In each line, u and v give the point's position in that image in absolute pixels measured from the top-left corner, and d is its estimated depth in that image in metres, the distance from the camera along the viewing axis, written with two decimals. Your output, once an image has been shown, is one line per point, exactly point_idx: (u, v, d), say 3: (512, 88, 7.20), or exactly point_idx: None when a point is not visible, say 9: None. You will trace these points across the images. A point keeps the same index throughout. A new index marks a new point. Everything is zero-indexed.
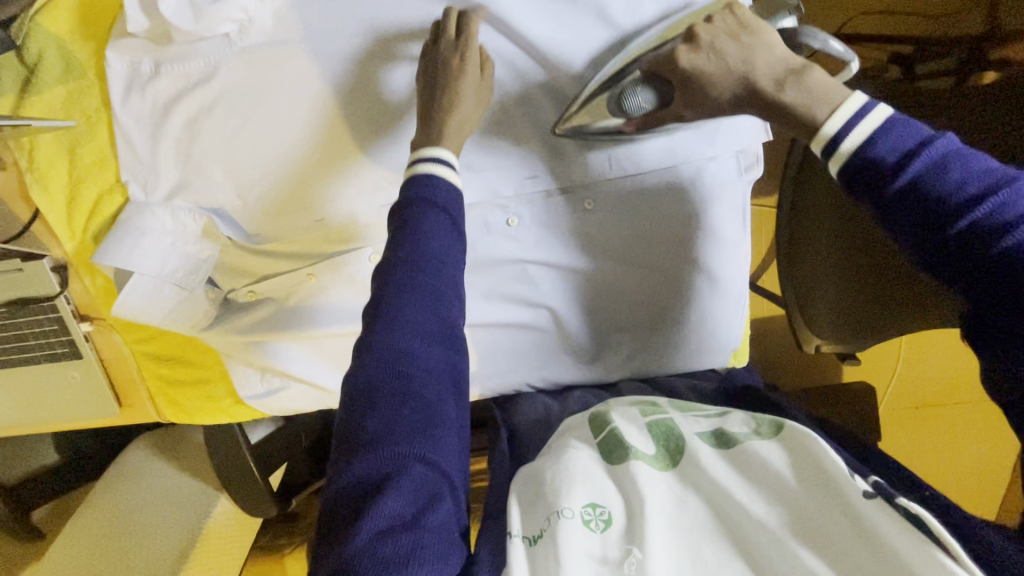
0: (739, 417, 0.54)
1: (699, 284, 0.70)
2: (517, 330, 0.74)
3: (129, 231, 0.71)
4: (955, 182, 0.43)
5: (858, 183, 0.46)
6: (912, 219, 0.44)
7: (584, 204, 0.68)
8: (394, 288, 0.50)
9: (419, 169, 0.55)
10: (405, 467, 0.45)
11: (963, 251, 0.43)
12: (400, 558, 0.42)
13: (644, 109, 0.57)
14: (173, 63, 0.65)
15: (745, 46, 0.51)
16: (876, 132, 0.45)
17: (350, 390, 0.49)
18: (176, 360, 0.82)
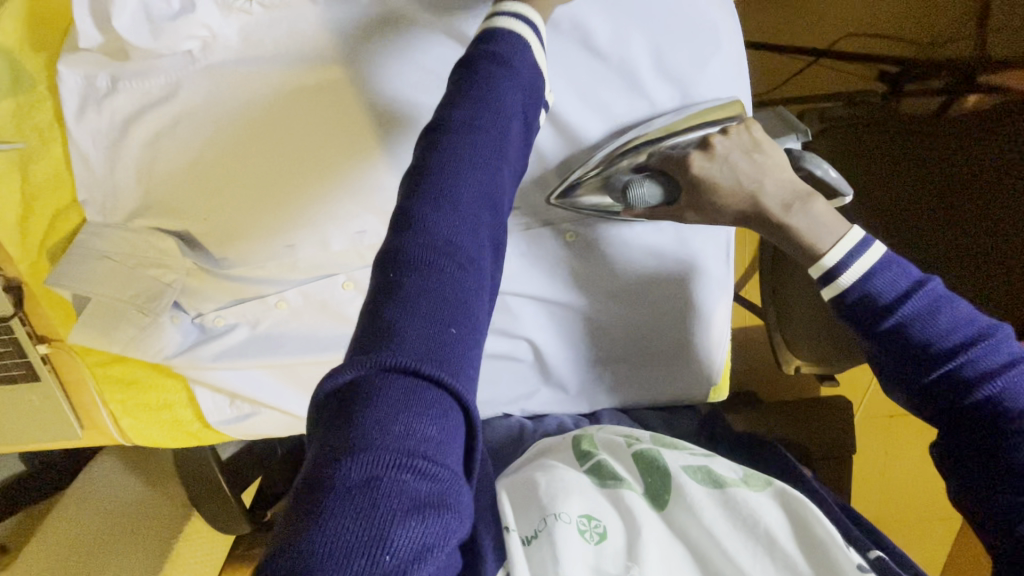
0: (728, 465, 0.59)
1: (681, 318, 0.69)
2: (497, 361, 0.71)
3: (88, 254, 0.67)
4: (943, 330, 0.52)
5: (858, 315, 0.55)
6: (900, 353, 0.53)
7: (566, 235, 0.67)
8: (449, 169, 0.45)
9: (502, 21, 0.53)
10: (443, 390, 0.39)
11: (943, 388, 0.53)
12: (427, 501, 0.36)
13: (649, 201, 0.58)
14: (132, 79, 0.61)
15: (757, 164, 0.57)
16: (875, 275, 0.54)
17: (384, 266, 0.42)
18: (141, 384, 0.79)
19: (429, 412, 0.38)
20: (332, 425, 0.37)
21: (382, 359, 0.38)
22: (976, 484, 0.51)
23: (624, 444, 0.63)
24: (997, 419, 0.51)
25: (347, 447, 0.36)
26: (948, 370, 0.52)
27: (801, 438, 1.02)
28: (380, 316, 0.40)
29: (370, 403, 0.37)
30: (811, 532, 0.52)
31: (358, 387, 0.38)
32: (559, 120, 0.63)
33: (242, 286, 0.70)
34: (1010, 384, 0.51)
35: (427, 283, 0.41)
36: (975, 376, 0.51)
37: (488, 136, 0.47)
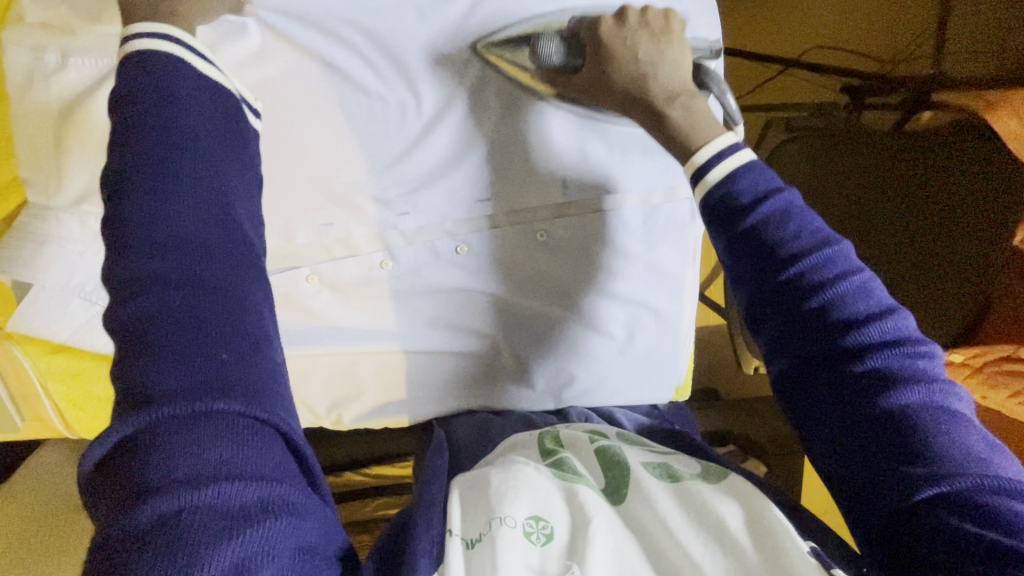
0: (685, 459, 0.62)
1: (646, 319, 0.70)
2: (464, 357, 0.72)
3: (30, 238, 0.63)
4: (797, 234, 0.50)
5: (719, 213, 0.52)
6: (756, 259, 0.51)
7: (537, 235, 0.67)
8: (171, 201, 0.46)
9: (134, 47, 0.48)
10: (231, 417, 0.40)
11: (794, 298, 0.49)
12: (246, 510, 0.38)
13: (552, 59, 0.58)
14: (85, 56, 0.58)
15: (659, 50, 0.57)
16: (738, 178, 0.52)
17: (138, 328, 0.42)
18: (87, 376, 0.75)
19: (232, 441, 0.40)
20: (123, 491, 0.38)
21: (167, 410, 0.39)
22: (828, 412, 0.48)
23: (586, 440, 0.64)
24: (840, 333, 0.48)
25: (144, 493, 0.37)
26: (798, 275, 0.49)
27: (755, 434, 1.06)
28: (145, 372, 0.41)
29: (160, 448, 0.39)
30: (758, 523, 0.53)
31: (146, 440, 0.39)
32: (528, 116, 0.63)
33: None
34: (850, 290, 0.49)
35: (185, 321, 0.42)
36: (820, 282, 0.49)
37: (200, 168, 0.48)
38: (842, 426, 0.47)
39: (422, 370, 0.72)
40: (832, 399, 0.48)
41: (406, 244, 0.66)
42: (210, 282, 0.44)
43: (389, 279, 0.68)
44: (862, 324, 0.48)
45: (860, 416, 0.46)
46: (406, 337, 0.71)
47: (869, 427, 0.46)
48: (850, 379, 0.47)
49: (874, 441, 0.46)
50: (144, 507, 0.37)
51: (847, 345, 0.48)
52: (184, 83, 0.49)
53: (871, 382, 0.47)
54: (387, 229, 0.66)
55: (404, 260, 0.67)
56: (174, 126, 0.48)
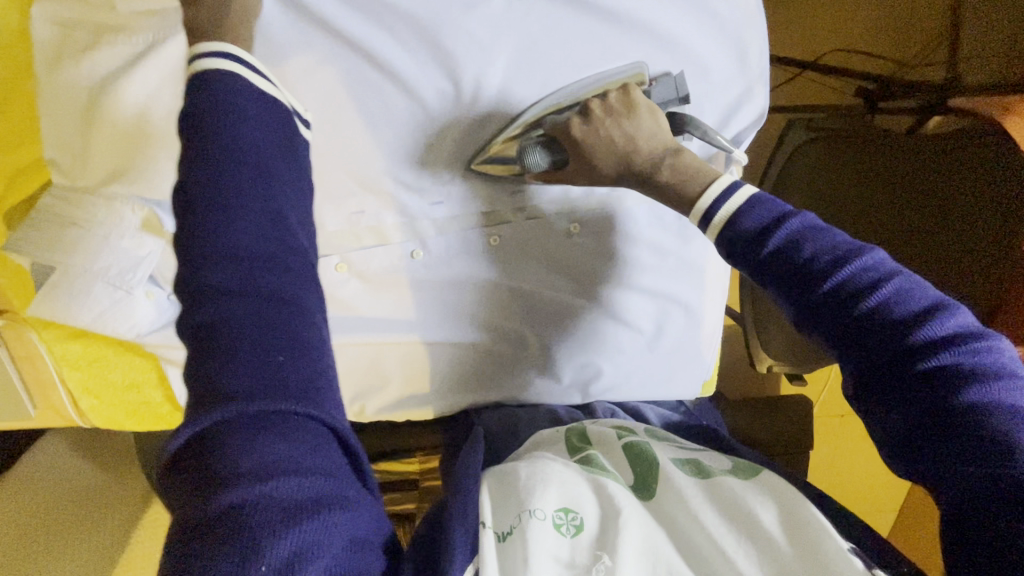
0: (715, 456, 0.61)
1: (676, 313, 0.70)
2: (492, 350, 0.71)
3: (54, 219, 0.61)
4: (822, 247, 0.46)
5: (738, 248, 0.49)
6: (786, 285, 0.47)
7: (571, 226, 0.66)
8: (234, 211, 0.44)
9: (199, 66, 0.47)
10: (290, 417, 0.40)
11: (839, 317, 0.45)
12: (306, 502, 0.37)
13: (540, 166, 0.60)
14: (119, 34, 0.57)
15: (628, 130, 0.57)
16: (746, 203, 0.50)
17: (203, 334, 0.41)
18: (106, 363, 0.73)
19: (285, 440, 0.39)
20: (185, 487, 0.38)
21: (221, 409, 0.39)
22: (908, 443, 0.42)
23: (615, 437, 0.63)
24: (894, 348, 0.43)
25: (211, 490, 0.37)
26: (834, 291, 0.45)
27: (766, 433, 1.07)
28: (210, 376, 0.40)
29: (224, 446, 0.38)
30: (795, 521, 0.51)
31: (207, 439, 0.39)
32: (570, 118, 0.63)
33: None
34: (894, 297, 0.44)
35: (249, 329, 0.41)
36: (857, 294, 0.44)
37: (263, 185, 0.46)
38: (923, 451, 0.41)
39: (447, 362, 0.72)
40: (911, 423, 0.42)
41: (438, 234, 0.66)
42: (267, 273, 0.43)
43: (419, 268, 0.67)
44: (920, 332, 0.43)
45: (941, 438, 0.41)
46: (435, 328, 0.70)
47: (954, 449, 0.40)
48: (926, 400, 0.42)
49: (965, 464, 0.40)
50: (202, 503, 0.36)
51: (908, 352, 0.43)
52: (243, 99, 0.48)
53: (945, 397, 0.41)
54: (419, 219, 0.66)
55: (435, 251, 0.67)
56: (233, 138, 0.46)
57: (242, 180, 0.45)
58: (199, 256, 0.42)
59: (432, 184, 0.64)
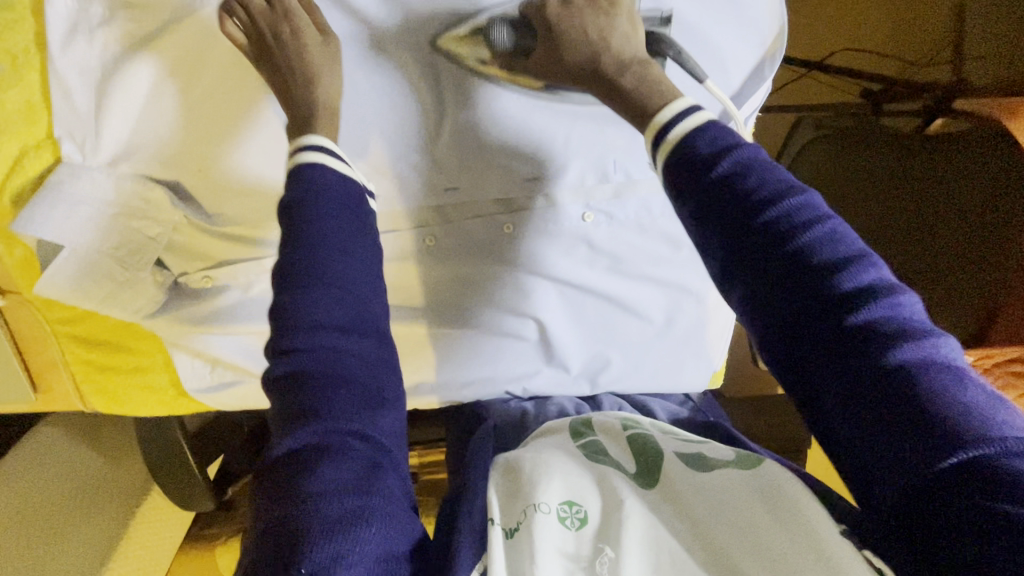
0: (723, 447, 0.52)
1: (686, 304, 0.70)
2: (500, 339, 0.70)
3: (61, 197, 0.60)
4: (763, 184, 0.44)
5: (681, 168, 0.46)
6: (724, 209, 0.44)
7: (585, 215, 0.65)
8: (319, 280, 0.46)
9: (298, 160, 0.52)
10: (346, 441, 0.43)
11: (767, 248, 0.42)
12: (349, 517, 0.40)
13: (501, 46, 0.55)
14: (131, 8, 0.56)
15: (606, 25, 0.54)
16: (697, 134, 0.47)
17: (288, 377, 0.45)
18: (111, 346, 0.73)
19: (340, 458, 0.42)
20: (262, 490, 0.44)
21: (297, 425, 0.44)
22: (822, 387, 0.39)
23: (622, 427, 0.55)
24: (818, 287, 0.40)
25: (276, 502, 0.41)
26: (771, 222, 0.42)
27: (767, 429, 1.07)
28: (290, 411, 0.44)
29: (289, 465, 0.43)
30: (797, 510, 0.43)
31: (279, 456, 0.44)
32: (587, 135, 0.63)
33: (237, 246, 0.66)
34: (828, 239, 0.41)
35: (332, 383, 0.44)
36: (794, 231, 0.42)
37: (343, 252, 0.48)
38: (841, 394, 0.38)
39: (454, 351, 0.71)
40: (830, 367, 0.39)
41: (450, 220, 0.66)
42: (351, 336, 0.46)
43: (431, 254, 0.67)
44: (848, 274, 0.40)
45: (861, 383, 0.38)
46: (444, 315, 0.70)
47: (867, 393, 0.37)
48: (846, 342, 0.38)
49: (879, 410, 0.37)
50: (272, 506, 0.42)
51: (835, 294, 0.40)
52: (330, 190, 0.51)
53: (866, 341, 0.38)
54: (431, 205, 0.65)
55: (446, 236, 0.66)
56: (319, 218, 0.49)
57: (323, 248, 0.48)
58: (295, 322, 0.46)
59: (444, 170, 0.63)
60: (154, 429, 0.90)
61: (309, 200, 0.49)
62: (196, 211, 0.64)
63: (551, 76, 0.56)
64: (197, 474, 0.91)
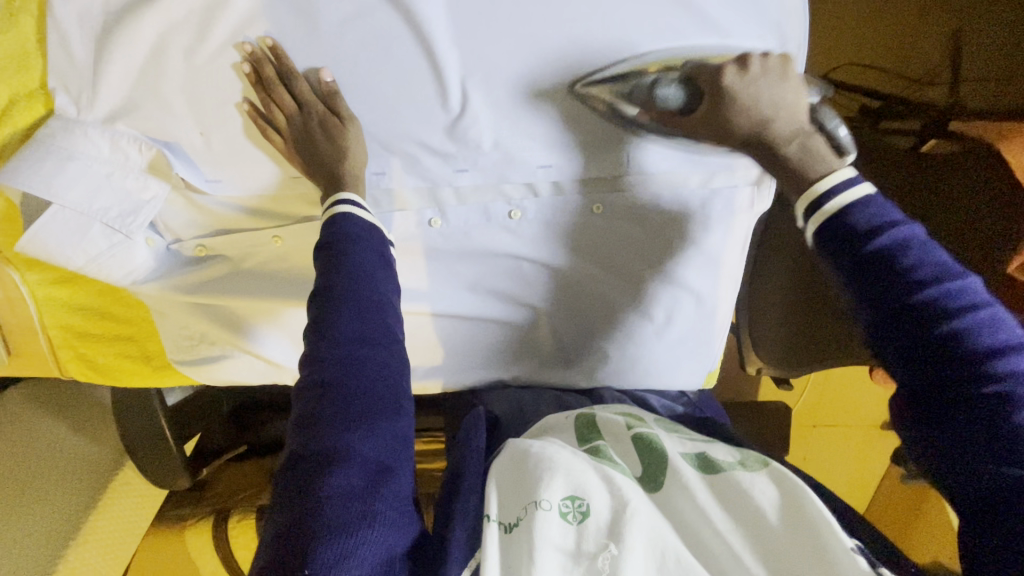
0: (725, 447, 0.52)
1: (686, 302, 0.69)
2: (499, 327, 0.70)
3: (52, 151, 0.57)
4: (921, 263, 0.43)
5: (832, 240, 0.45)
6: (877, 289, 0.43)
7: (593, 207, 0.64)
8: (339, 304, 0.50)
9: (339, 210, 0.55)
10: (355, 447, 0.44)
11: (918, 333, 0.42)
12: (352, 524, 0.42)
13: (666, 105, 0.53)
14: None
15: (781, 95, 0.51)
16: (856, 205, 0.45)
17: (311, 383, 0.47)
18: (95, 312, 0.70)
19: (347, 464, 0.44)
20: (277, 492, 0.45)
21: (316, 431, 0.45)
22: (951, 465, 0.42)
23: (624, 427, 0.55)
24: (968, 376, 0.41)
25: (287, 503, 0.43)
26: (929, 308, 0.42)
27: (749, 433, 1.09)
28: (310, 413, 0.46)
29: (302, 468, 0.44)
30: (789, 512, 0.45)
31: (293, 457, 0.45)
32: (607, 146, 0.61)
33: (234, 215, 0.65)
34: (979, 325, 0.41)
35: (349, 395, 0.46)
36: (946, 316, 0.42)
37: (369, 293, 0.51)
38: (974, 479, 0.41)
39: (454, 334, 0.71)
40: (965, 450, 0.41)
41: (457, 202, 0.64)
42: (371, 347, 0.49)
43: (436, 237, 0.66)
44: (991, 362, 0.41)
45: (992, 471, 0.40)
46: (444, 299, 0.69)
47: (988, 470, 0.40)
48: (986, 430, 0.40)
49: (992, 493, 0.40)
50: (287, 509, 0.43)
51: (985, 386, 0.41)
52: (359, 240, 0.54)
53: (1005, 432, 0.40)
54: (442, 185, 0.63)
55: (453, 219, 0.65)
56: (351, 264, 0.52)
57: (347, 286, 0.51)
58: (325, 337, 0.48)
59: (458, 150, 0.61)
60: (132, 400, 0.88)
61: (344, 245, 0.53)
62: (194, 174, 0.62)
63: (709, 137, 0.53)
64: (174, 449, 0.89)
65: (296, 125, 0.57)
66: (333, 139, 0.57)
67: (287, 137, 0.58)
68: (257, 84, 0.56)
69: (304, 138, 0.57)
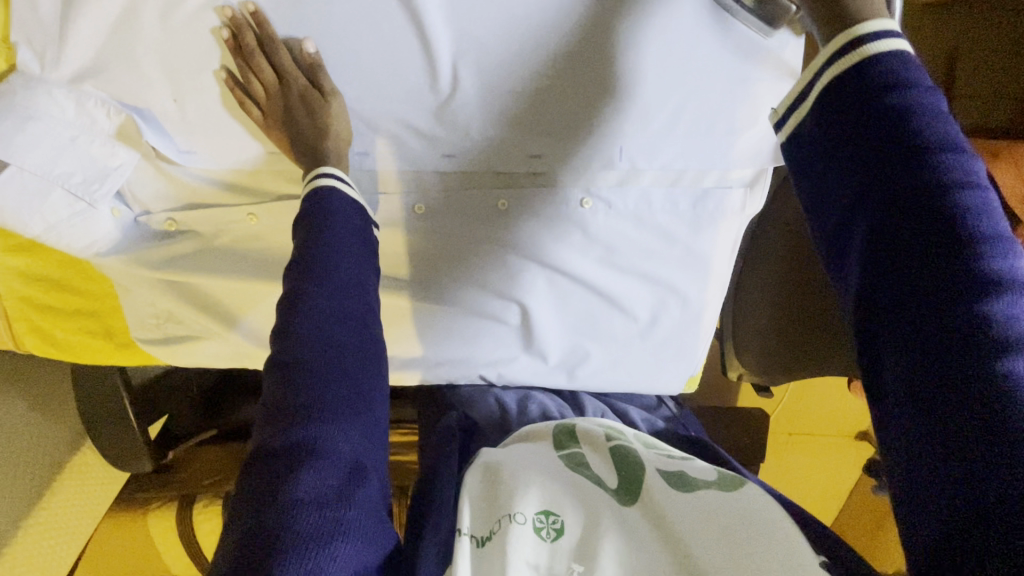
0: (701, 464, 0.51)
1: (671, 305, 0.67)
2: (480, 321, 0.68)
3: (10, 109, 0.53)
4: (937, 128, 0.36)
5: (849, 88, 0.37)
6: (879, 148, 0.36)
7: (581, 202, 0.62)
8: (312, 292, 0.47)
9: (321, 183, 0.53)
10: (330, 445, 0.43)
11: (911, 203, 0.35)
12: (324, 532, 0.39)
13: None
14: None
15: None
16: (891, 49, 0.37)
17: (280, 367, 0.45)
18: (53, 284, 0.66)
19: (319, 465, 0.41)
20: (240, 495, 0.42)
21: (286, 426, 0.43)
22: (911, 378, 0.34)
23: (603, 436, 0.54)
24: (955, 265, 0.33)
25: (253, 508, 0.40)
26: (930, 176, 0.35)
27: (726, 438, 1.09)
28: (281, 404, 0.44)
29: (272, 470, 0.41)
30: (764, 523, 0.44)
31: (261, 456, 0.43)
32: (599, 139, 0.59)
33: (207, 189, 0.62)
34: (982, 207, 0.34)
35: (317, 383, 0.44)
36: (952, 186, 0.34)
37: (346, 281, 0.49)
38: (934, 392, 0.33)
39: (432, 327, 0.69)
40: (930, 355, 0.33)
41: (441, 189, 0.63)
42: (345, 333, 0.47)
43: (419, 224, 0.64)
44: (988, 257, 0.33)
45: (957, 385, 0.32)
46: (425, 291, 0.67)
47: (948, 360, 0.33)
48: (963, 336, 0.32)
49: (947, 412, 0.32)
50: (248, 514, 0.40)
51: (976, 280, 0.33)
52: (340, 219, 0.52)
53: (989, 338, 0.32)
54: (426, 170, 0.62)
55: (436, 205, 0.63)
56: (329, 248, 0.50)
57: (324, 270, 0.48)
58: (297, 323, 0.46)
59: (445, 134, 0.59)
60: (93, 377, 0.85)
61: (324, 229, 0.51)
62: (167, 144, 0.59)
63: None
64: (137, 429, 0.85)
65: (277, 101, 0.55)
66: (315, 119, 0.55)
67: (267, 112, 0.56)
68: (236, 51, 0.53)
69: (285, 114, 0.55)
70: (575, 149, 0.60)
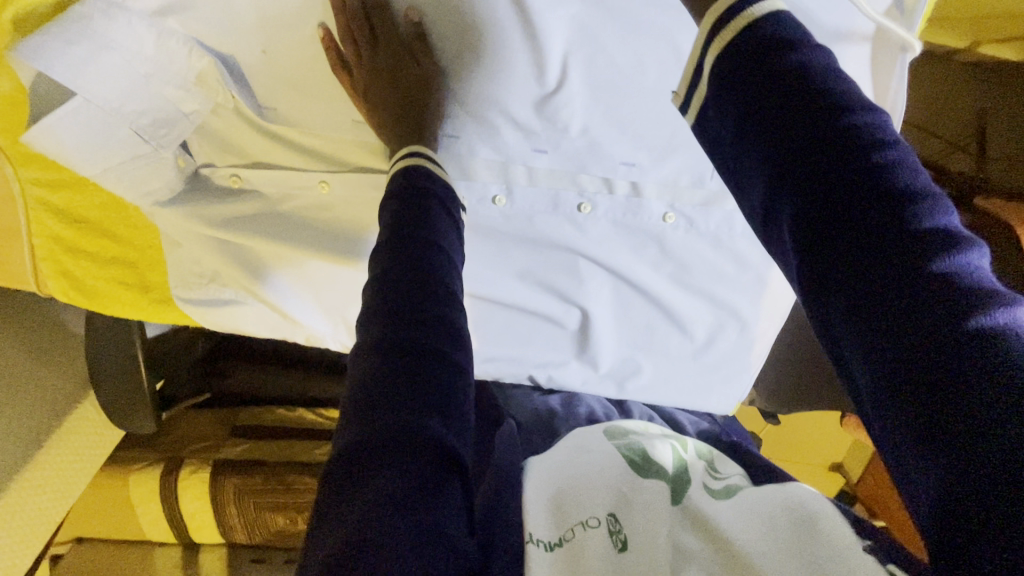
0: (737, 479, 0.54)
1: (730, 329, 0.68)
2: (540, 321, 0.67)
3: (86, 34, 0.47)
4: (839, 84, 0.31)
5: (737, 62, 0.33)
6: (786, 114, 0.31)
7: (664, 216, 0.61)
8: (396, 274, 0.44)
9: (413, 162, 0.51)
10: (413, 438, 0.38)
11: (833, 168, 0.30)
12: (417, 539, 0.35)
13: None
14: None
15: None
16: (766, 12, 0.33)
17: (367, 351, 0.43)
18: (98, 228, 0.63)
19: (403, 461, 0.37)
20: (323, 499, 0.38)
21: (365, 420, 0.39)
22: (874, 378, 0.29)
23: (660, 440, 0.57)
24: (884, 230, 0.29)
25: (339, 512, 0.36)
26: (847, 132, 0.30)
27: None
28: (365, 395, 0.40)
29: (361, 474, 0.37)
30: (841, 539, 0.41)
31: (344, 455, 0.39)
32: (695, 154, 0.58)
33: (279, 148, 0.58)
34: (904, 160, 0.30)
35: (409, 382, 0.40)
36: (871, 131, 0.30)
37: (434, 259, 0.46)
38: (893, 389, 0.28)
39: (485, 321, 0.68)
40: (879, 345, 0.28)
41: (529, 184, 0.60)
42: (428, 316, 0.43)
43: (497, 216, 0.62)
44: (918, 213, 0.29)
45: (923, 369, 0.27)
46: (491, 286, 0.65)
47: (903, 344, 0.28)
48: (911, 313, 0.28)
49: (922, 412, 0.27)
50: (337, 519, 0.36)
51: (914, 240, 0.28)
52: (431, 198, 0.50)
53: (936, 311, 0.27)
54: (516, 162, 0.59)
55: (519, 199, 0.61)
56: (424, 228, 0.47)
57: (418, 251, 0.46)
58: (384, 307, 0.43)
59: (544, 128, 0.57)
60: (107, 327, 0.79)
61: (414, 207, 0.48)
62: (246, 95, 0.55)
63: None
64: (144, 382, 0.80)
65: (379, 69, 0.52)
66: (416, 93, 0.53)
67: (366, 79, 0.52)
68: (342, 9, 0.50)
69: (383, 80, 0.52)
70: (666, 156, 0.58)
